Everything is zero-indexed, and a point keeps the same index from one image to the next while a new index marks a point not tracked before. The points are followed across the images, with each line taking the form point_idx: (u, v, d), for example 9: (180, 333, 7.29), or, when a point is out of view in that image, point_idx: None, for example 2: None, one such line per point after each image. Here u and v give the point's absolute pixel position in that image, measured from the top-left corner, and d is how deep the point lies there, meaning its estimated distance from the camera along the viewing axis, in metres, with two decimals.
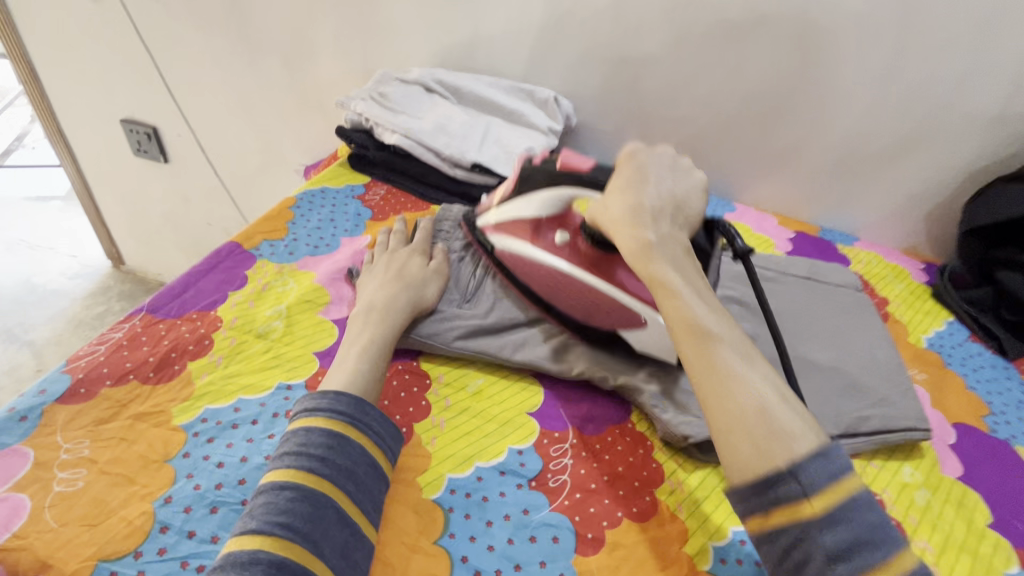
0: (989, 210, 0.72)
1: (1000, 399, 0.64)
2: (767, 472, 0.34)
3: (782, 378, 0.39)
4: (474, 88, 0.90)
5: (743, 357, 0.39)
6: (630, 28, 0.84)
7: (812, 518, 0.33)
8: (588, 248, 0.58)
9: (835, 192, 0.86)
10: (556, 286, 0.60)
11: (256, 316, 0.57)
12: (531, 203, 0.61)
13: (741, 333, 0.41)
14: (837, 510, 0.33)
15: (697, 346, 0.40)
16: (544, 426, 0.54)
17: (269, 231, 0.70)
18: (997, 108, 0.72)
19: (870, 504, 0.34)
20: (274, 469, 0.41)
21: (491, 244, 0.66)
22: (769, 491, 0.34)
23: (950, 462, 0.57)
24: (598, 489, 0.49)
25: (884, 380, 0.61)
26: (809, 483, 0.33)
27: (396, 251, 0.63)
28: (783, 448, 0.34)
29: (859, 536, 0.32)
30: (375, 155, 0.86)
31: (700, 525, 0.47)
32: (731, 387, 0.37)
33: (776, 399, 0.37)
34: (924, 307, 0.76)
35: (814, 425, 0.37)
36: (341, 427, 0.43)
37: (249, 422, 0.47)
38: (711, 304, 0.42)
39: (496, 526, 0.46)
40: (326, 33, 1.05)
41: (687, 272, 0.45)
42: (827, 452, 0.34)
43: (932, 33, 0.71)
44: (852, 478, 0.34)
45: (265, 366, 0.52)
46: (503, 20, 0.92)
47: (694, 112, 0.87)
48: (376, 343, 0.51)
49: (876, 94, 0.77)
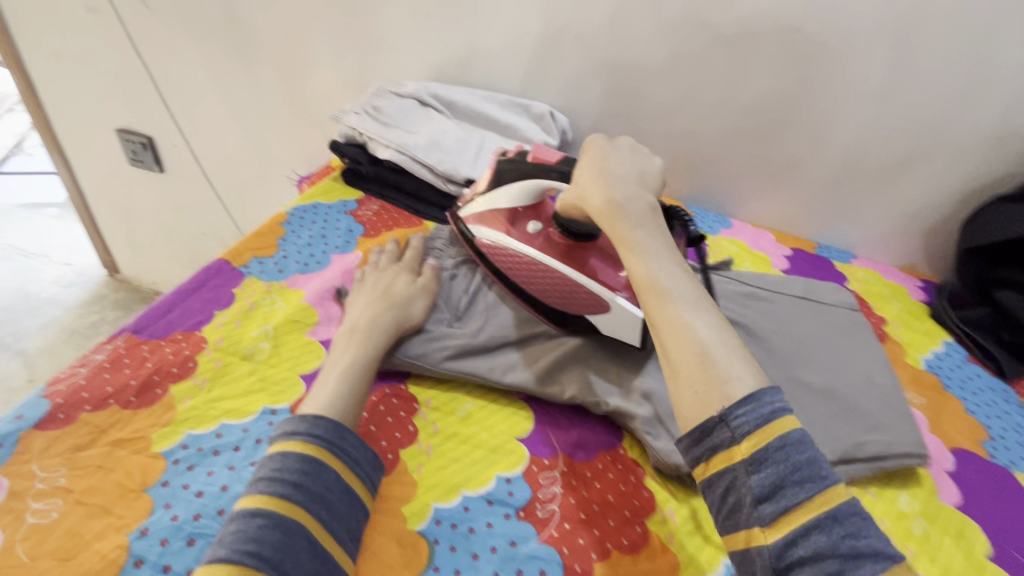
0: (989, 229, 0.76)
1: (999, 424, 0.65)
2: (705, 418, 0.38)
3: (731, 328, 0.41)
4: (469, 103, 0.93)
5: (693, 311, 0.42)
6: (626, 44, 0.87)
7: (742, 460, 0.36)
8: (561, 238, 0.62)
9: (832, 207, 0.91)
10: (526, 272, 0.61)
11: (242, 337, 0.58)
12: (508, 191, 0.65)
13: (694, 289, 0.44)
14: (767, 452, 0.36)
15: (651, 300, 0.43)
16: (533, 452, 0.52)
17: (259, 248, 0.71)
18: (995, 127, 0.76)
19: (802, 445, 0.36)
20: (247, 495, 0.40)
21: (471, 234, 0.67)
22: (707, 436, 0.37)
23: (953, 491, 0.56)
24: (588, 520, 0.47)
25: (882, 404, 0.60)
26: (738, 426, 0.36)
27: (384, 268, 0.63)
28: (718, 391, 0.38)
29: (784, 477, 0.35)
30: (368, 170, 0.86)
31: (692, 559, 0.46)
32: (676, 335, 0.41)
33: (718, 346, 0.40)
34: (922, 327, 0.78)
35: (756, 371, 0.39)
36: (318, 452, 0.42)
37: (231, 448, 0.47)
38: (668, 263, 0.45)
39: (483, 559, 0.43)
40: (322, 47, 1.07)
41: (649, 233, 0.48)
42: (759, 397, 0.37)
43: (927, 52, 0.74)
44: (783, 419, 0.36)
45: (250, 390, 0.53)
46: (499, 36, 0.94)
47: (694, 127, 0.91)
48: (360, 364, 0.51)
49: (874, 111, 0.80)
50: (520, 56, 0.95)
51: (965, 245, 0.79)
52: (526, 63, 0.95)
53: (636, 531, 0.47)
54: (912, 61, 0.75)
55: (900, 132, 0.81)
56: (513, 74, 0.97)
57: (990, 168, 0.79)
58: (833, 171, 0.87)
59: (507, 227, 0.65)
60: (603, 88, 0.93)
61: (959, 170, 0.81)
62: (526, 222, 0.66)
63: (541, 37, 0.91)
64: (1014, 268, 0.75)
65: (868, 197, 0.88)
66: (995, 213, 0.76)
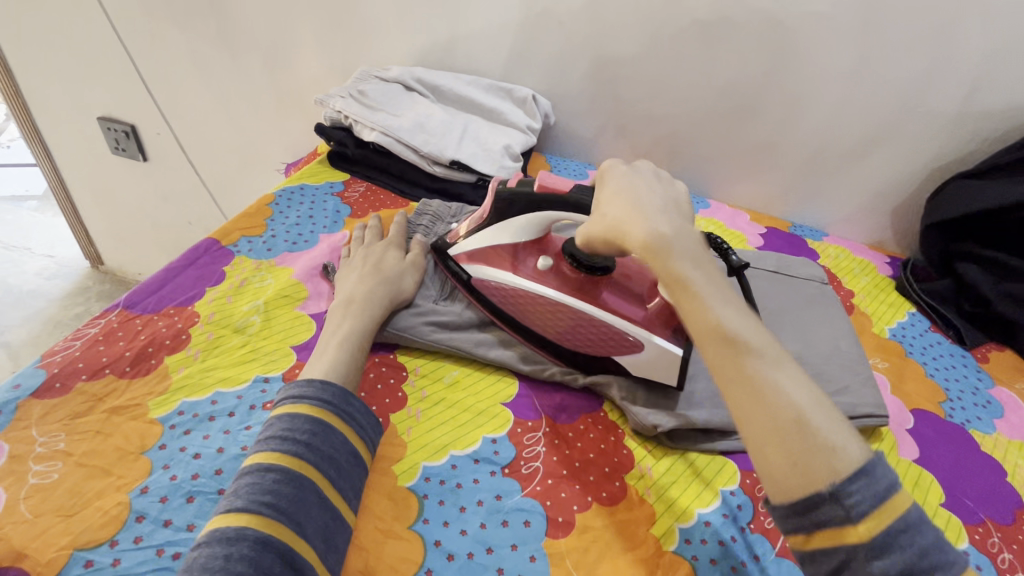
0: (950, 205, 0.79)
1: (956, 386, 0.69)
2: (813, 493, 0.34)
3: (815, 384, 0.39)
4: (453, 87, 0.94)
5: (776, 368, 0.39)
6: (606, 28, 0.89)
7: (858, 543, 0.34)
8: (574, 273, 0.60)
9: (804, 188, 0.94)
10: (544, 312, 0.59)
11: (233, 311, 0.59)
12: (513, 226, 0.61)
13: (769, 340, 0.40)
14: (886, 534, 0.34)
15: (732, 358, 0.39)
16: (517, 415, 0.55)
17: (247, 228, 0.72)
18: (956, 108, 0.80)
19: (916, 526, 0.34)
20: (258, 452, 0.41)
21: (467, 274, 0.64)
22: (812, 512, 0.35)
23: (911, 447, 0.60)
24: (570, 475, 0.50)
25: (847, 369, 0.64)
26: (853, 503, 0.34)
27: (372, 246, 0.65)
28: (826, 463, 0.35)
29: (911, 564, 0.33)
30: (354, 153, 0.88)
31: (667, 509, 0.49)
32: (772, 403, 0.37)
33: (814, 411, 0.37)
34: (887, 299, 0.82)
35: (854, 435, 0.37)
36: (326, 415, 0.44)
37: (226, 414, 0.49)
38: (739, 312, 0.41)
39: (470, 511, 0.46)
40: (305, 33, 1.08)
41: (708, 278, 0.44)
42: (870, 468, 0.35)
43: (893, 35, 0.77)
44: (896, 493, 0.35)
45: (243, 360, 0.54)
46: (482, 21, 0.96)
47: (672, 110, 0.94)
48: (356, 332, 0.53)
49: (843, 93, 0.84)
50: (503, 42, 0.96)
51: (929, 220, 0.82)
52: (508, 49, 0.97)
53: (617, 485, 0.50)
54: (879, 44, 0.78)
55: (869, 114, 0.84)
56: (496, 59, 0.99)
57: (954, 148, 0.83)
58: (805, 152, 0.91)
59: (513, 267, 0.62)
60: (585, 72, 0.95)
61: (924, 150, 0.84)
62: (532, 258, 0.62)
63: (522, 21, 0.93)
64: (974, 242, 0.79)
65: (839, 178, 0.91)
66: (959, 188, 0.79)
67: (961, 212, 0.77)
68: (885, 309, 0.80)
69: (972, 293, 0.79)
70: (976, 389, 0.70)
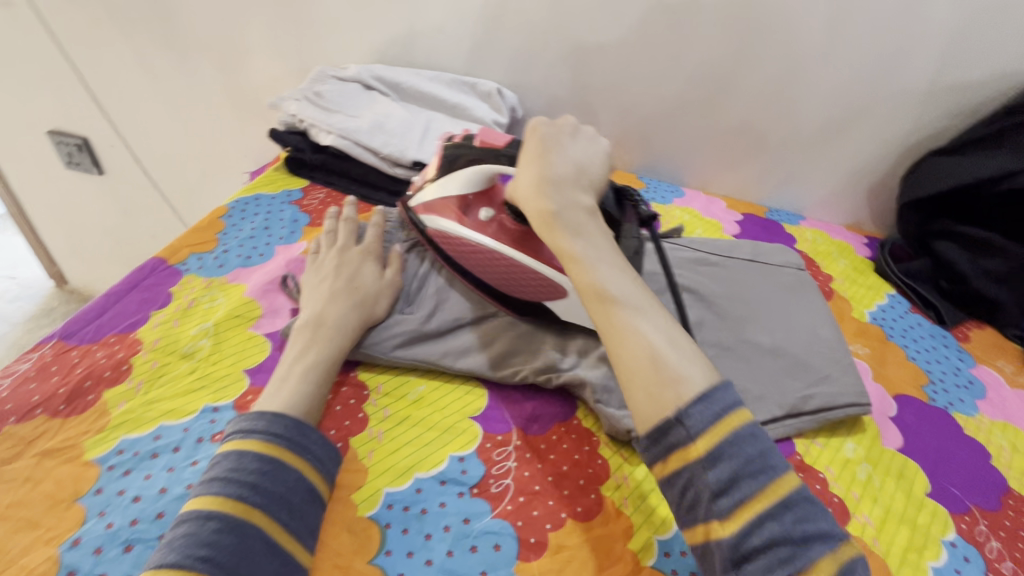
0: (928, 183, 0.78)
1: (939, 368, 0.68)
2: (658, 420, 0.39)
3: (677, 325, 0.43)
4: (413, 84, 0.91)
5: (640, 313, 0.43)
6: (569, 15, 0.86)
7: (697, 459, 0.37)
8: (514, 225, 0.60)
9: (779, 171, 0.92)
10: (482, 259, 0.60)
11: (180, 335, 0.55)
12: (459, 178, 0.62)
13: (639, 290, 0.45)
14: (721, 448, 0.37)
15: (600, 309, 0.44)
16: (486, 429, 0.52)
17: (197, 243, 0.68)
18: (928, 82, 0.78)
19: (750, 437, 0.38)
20: (200, 497, 0.39)
21: (423, 224, 0.65)
22: (663, 438, 0.39)
23: (895, 435, 0.59)
24: (542, 491, 0.48)
25: (827, 358, 0.62)
26: (693, 425, 0.38)
27: (346, 254, 0.61)
28: (671, 393, 0.39)
29: (739, 470, 0.37)
30: (311, 158, 0.84)
31: (645, 519, 0.47)
32: (628, 344, 0.42)
33: (668, 350, 0.41)
34: (867, 282, 0.81)
35: (707, 369, 0.41)
36: (277, 451, 0.42)
37: (170, 450, 0.45)
38: (614, 269, 0.46)
39: (435, 539, 0.43)
40: (257, 32, 1.03)
41: (587, 237, 0.48)
42: (709, 394, 0.38)
43: (862, 11, 0.75)
44: (737, 413, 0.38)
45: (191, 389, 0.51)
46: (440, 14, 0.92)
47: (641, 97, 0.91)
48: (321, 362, 0.50)
49: (814, 72, 0.81)
50: (464, 34, 0.92)
51: (907, 200, 0.81)
52: (469, 41, 0.93)
53: (593, 498, 0.48)
54: (849, 19, 0.76)
55: (842, 91, 0.82)
56: (458, 53, 0.95)
57: (926, 123, 0.81)
58: (779, 134, 0.89)
59: (459, 216, 0.62)
60: (550, 62, 0.91)
61: (899, 127, 0.82)
62: (478, 208, 0.62)
63: (482, 12, 0.89)
64: (949, 219, 0.79)
65: (814, 159, 0.89)
66: (934, 164, 0.78)
67: (940, 188, 0.76)
68: (865, 292, 0.79)
69: (950, 272, 0.78)
70: (958, 370, 0.69)
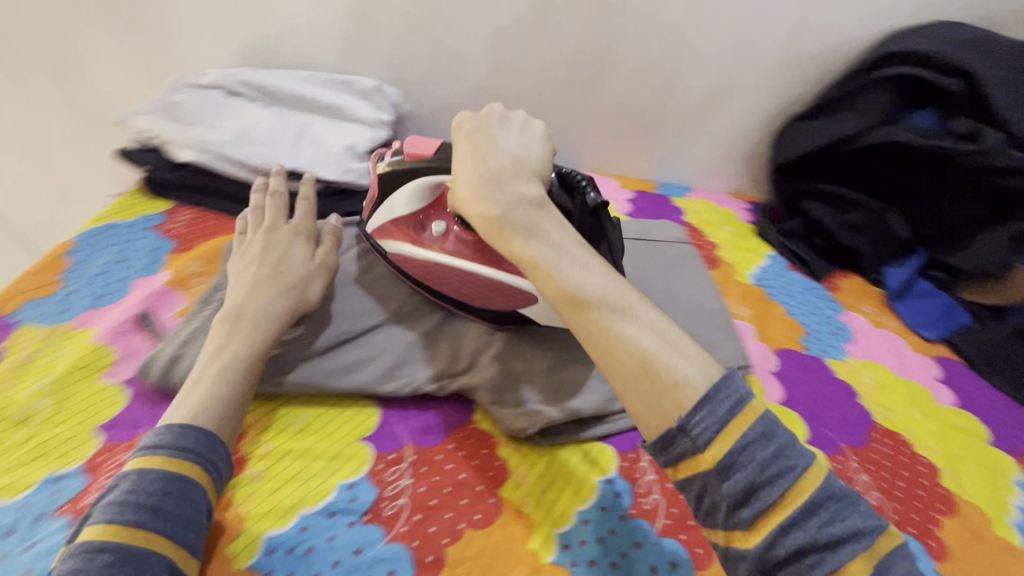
0: (796, 143, 0.83)
1: (813, 319, 0.73)
2: (664, 431, 0.35)
3: (664, 317, 0.39)
4: (286, 85, 0.83)
5: (624, 313, 0.38)
6: (437, 10, 0.83)
7: (710, 468, 0.33)
8: (471, 235, 0.57)
9: (662, 148, 0.96)
10: (445, 277, 0.58)
11: (14, 398, 0.49)
12: (399, 198, 0.58)
13: (617, 285, 0.40)
14: (732, 457, 0.33)
15: (578, 316, 0.39)
16: (377, 450, 0.50)
17: (35, 289, 0.60)
18: (783, 53, 0.82)
19: (761, 437, 0.33)
20: (93, 527, 0.36)
21: (382, 248, 0.62)
22: (670, 449, 0.35)
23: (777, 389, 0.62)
24: (439, 504, 0.46)
25: (711, 326, 0.65)
26: (699, 435, 0.34)
27: (271, 236, 0.59)
28: (670, 400, 0.35)
29: (755, 478, 0.33)
30: (170, 177, 0.76)
31: (544, 516, 0.46)
32: (619, 352, 0.37)
33: (659, 351, 0.36)
34: (750, 245, 0.86)
35: (705, 362, 0.36)
36: (181, 467, 0.39)
37: (4, 534, 0.40)
38: (582, 267, 0.41)
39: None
40: (90, 37, 0.91)
41: (541, 233, 0.43)
42: (715, 395, 0.34)
43: None
44: (745, 409, 0.34)
45: (30, 459, 0.45)
46: (301, 8, 0.86)
47: (520, 89, 0.90)
48: (240, 357, 0.48)
49: (681, 48, 0.83)
50: (331, 28, 0.87)
51: (777, 163, 0.86)
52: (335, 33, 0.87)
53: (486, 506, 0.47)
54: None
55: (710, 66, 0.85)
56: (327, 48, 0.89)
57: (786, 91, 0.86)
58: (660, 109, 0.91)
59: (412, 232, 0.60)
60: (427, 50, 0.88)
61: (764, 96, 0.87)
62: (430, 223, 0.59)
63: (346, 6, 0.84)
64: (813, 179, 0.85)
65: (693, 134, 0.93)
66: (801, 128, 0.85)
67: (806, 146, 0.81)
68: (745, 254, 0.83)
69: (817, 227, 0.83)
70: (829, 318, 0.74)
